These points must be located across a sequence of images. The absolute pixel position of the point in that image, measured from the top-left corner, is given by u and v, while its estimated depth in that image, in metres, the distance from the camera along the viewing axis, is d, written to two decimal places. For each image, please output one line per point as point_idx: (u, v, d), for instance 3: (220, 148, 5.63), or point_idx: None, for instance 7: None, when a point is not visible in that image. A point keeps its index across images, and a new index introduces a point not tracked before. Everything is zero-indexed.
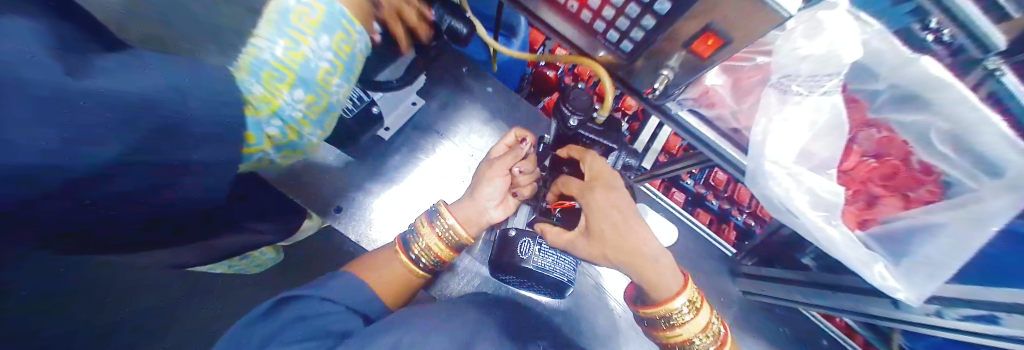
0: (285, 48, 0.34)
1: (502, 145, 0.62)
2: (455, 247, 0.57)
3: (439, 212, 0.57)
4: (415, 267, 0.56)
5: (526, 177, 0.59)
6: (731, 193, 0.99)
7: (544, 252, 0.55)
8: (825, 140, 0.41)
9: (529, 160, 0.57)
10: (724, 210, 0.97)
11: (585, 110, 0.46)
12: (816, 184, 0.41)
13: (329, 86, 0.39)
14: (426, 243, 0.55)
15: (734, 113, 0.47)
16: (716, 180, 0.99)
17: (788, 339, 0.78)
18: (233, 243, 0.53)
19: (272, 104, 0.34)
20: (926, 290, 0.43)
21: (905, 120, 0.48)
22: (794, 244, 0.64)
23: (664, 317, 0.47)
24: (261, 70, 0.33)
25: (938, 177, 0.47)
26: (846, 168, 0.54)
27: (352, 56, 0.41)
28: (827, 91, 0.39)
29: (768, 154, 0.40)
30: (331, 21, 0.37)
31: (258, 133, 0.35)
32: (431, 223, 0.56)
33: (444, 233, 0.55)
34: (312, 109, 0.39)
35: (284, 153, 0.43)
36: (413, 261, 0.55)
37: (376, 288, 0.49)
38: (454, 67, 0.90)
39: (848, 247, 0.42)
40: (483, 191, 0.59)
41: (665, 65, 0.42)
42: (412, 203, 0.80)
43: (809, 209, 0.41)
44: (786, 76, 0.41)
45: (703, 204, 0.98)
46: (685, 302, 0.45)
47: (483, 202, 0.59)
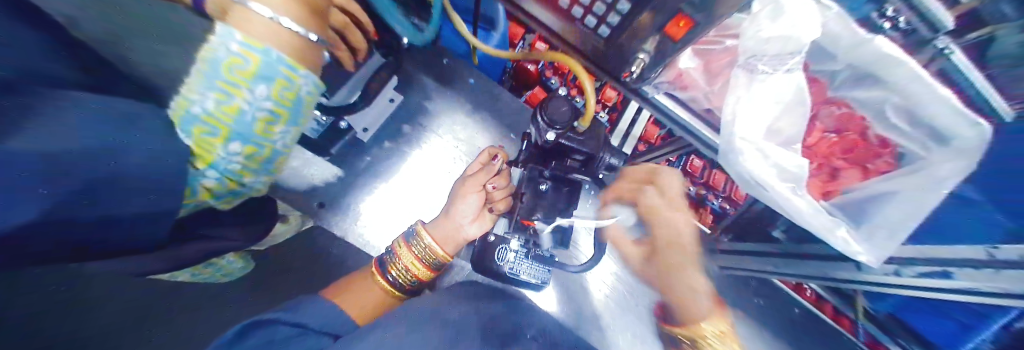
0: (215, 101, 0.27)
1: (477, 164, 0.60)
2: (434, 266, 0.54)
3: (417, 232, 0.54)
4: (393, 288, 0.54)
5: (500, 191, 0.56)
6: (706, 179, 1.03)
7: (521, 261, 0.63)
8: (792, 116, 0.43)
9: (502, 176, 0.56)
10: (701, 194, 1.01)
11: (564, 122, 0.45)
12: (783, 158, 0.43)
13: (274, 136, 0.31)
14: (404, 263, 0.53)
15: (707, 95, 0.49)
16: (692, 167, 1.02)
17: (764, 311, 0.82)
18: (198, 253, 0.41)
19: (206, 158, 0.29)
20: (885, 251, 0.46)
21: (860, 97, 0.52)
22: (766, 218, 0.68)
23: (692, 341, 0.44)
24: (189, 125, 0.27)
25: (893, 150, 0.51)
26: (809, 143, 0.59)
27: (303, 102, 0.32)
28: (790, 69, 0.41)
29: (738, 131, 0.42)
30: (269, 68, 0.27)
31: (195, 185, 0.30)
32: (408, 244, 0.54)
33: (421, 253, 0.53)
34: (254, 161, 0.32)
35: (229, 200, 0.36)
36: (389, 281, 0.53)
37: (353, 314, 0.47)
38: (436, 60, 0.88)
39: (814, 217, 0.45)
40: (457, 209, 0.55)
41: (641, 49, 0.43)
42: (394, 219, 0.79)
43: (777, 182, 0.43)
44: (752, 57, 0.42)
45: (681, 190, 1.02)
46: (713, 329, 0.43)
47: (458, 220, 0.55)
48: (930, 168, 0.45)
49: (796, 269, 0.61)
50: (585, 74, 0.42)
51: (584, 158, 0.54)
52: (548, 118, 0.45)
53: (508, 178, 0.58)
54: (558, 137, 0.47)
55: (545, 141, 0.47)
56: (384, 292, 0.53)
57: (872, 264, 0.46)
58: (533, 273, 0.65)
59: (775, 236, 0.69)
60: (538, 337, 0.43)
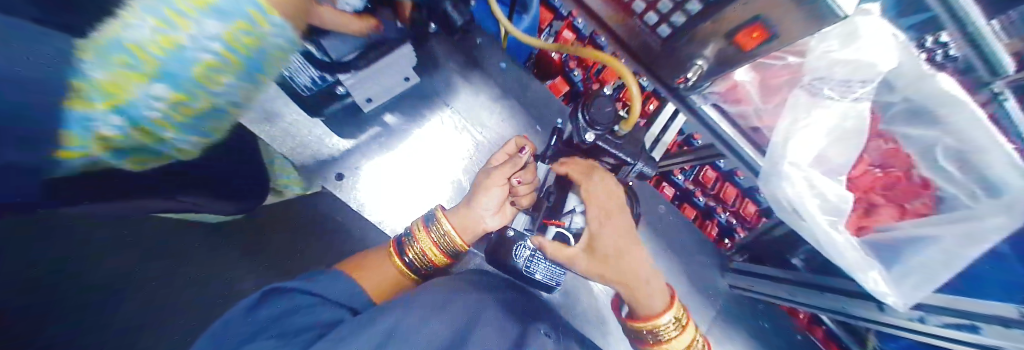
0: (151, 28, 0.23)
1: (502, 154, 0.60)
2: (450, 253, 0.53)
3: (437, 217, 0.53)
4: (408, 269, 0.53)
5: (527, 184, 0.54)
6: (716, 191, 0.99)
7: (538, 260, 0.58)
8: (846, 145, 0.41)
9: (529, 170, 0.53)
10: (709, 206, 0.99)
11: (608, 123, 0.42)
12: (828, 189, 0.41)
13: (215, 85, 0.29)
14: (421, 248, 0.52)
15: (757, 112, 0.47)
16: (705, 177, 0.98)
17: (766, 332, 0.83)
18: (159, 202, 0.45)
19: (116, 98, 0.24)
20: (915, 296, 0.45)
21: (911, 133, 0.48)
22: (787, 243, 0.67)
23: (648, 332, 0.45)
24: (109, 51, 0.23)
25: (934, 192, 0.49)
26: (853, 175, 0.54)
27: (259, 52, 0.29)
28: (857, 98, 0.39)
29: (788, 155, 0.40)
30: (233, 6, 0.25)
31: (81, 134, 0.26)
32: (427, 229, 0.52)
33: (439, 239, 0.52)
34: (180, 109, 0.28)
35: (136, 160, 0.33)
36: (407, 262, 0.52)
37: (370, 290, 0.46)
38: (468, 37, 0.85)
39: (849, 251, 0.43)
40: (479, 200, 0.53)
41: (699, 56, 0.41)
42: (409, 194, 0.78)
43: (817, 213, 0.42)
44: (817, 79, 0.39)
45: (690, 199, 0.99)
46: (672, 318, 0.44)
47: (482, 209, 0.54)
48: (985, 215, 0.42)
49: (812, 298, 0.61)
50: (632, 79, 0.41)
51: (615, 163, 0.51)
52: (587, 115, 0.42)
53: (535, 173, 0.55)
54: (596, 138, 0.45)
55: (582, 140, 0.45)
56: (398, 272, 0.52)
57: (899, 307, 0.45)
58: (549, 274, 0.59)
59: (793, 263, 0.69)
60: (551, 334, 0.45)
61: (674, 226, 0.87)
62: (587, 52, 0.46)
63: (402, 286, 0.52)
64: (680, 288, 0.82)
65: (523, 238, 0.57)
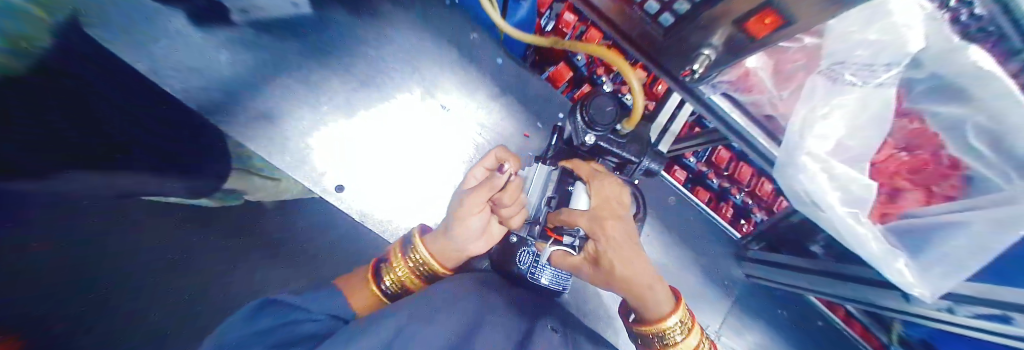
0: None
1: (481, 170, 0.53)
2: (427, 278, 0.52)
3: (414, 243, 0.52)
4: (386, 295, 0.50)
5: (508, 205, 0.49)
6: (732, 172, 0.93)
7: (543, 266, 0.54)
8: (865, 134, 0.38)
9: (511, 190, 0.47)
10: (723, 188, 0.95)
11: (610, 124, 0.44)
12: (848, 179, 0.39)
13: None
14: (398, 273, 0.51)
15: (768, 100, 0.45)
16: (719, 157, 0.93)
17: (787, 321, 0.82)
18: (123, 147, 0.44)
19: None
20: (945, 286, 0.42)
21: (940, 112, 0.44)
22: (805, 230, 0.65)
23: (657, 336, 0.43)
24: None
25: (963, 172, 0.45)
26: (876, 160, 0.53)
27: None
28: (880, 83, 0.35)
29: (806, 145, 0.37)
30: None
31: None
32: (404, 255, 0.52)
33: (416, 265, 0.51)
34: None
35: None
36: (383, 288, 0.50)
37: (354, 306, 0.45)
38: (463, 32, 0.83)
39: (875, 242, 0.41)
40: (455, 231, 0.48)
41: (707, 44, 0.38)
42: (407, 200, 0.78)
43: (837, 203, 0.39)
44: (836, 63, 0.36)
45: (704, 182, 0.95)
46: (679, 321, 0.43)
47: (459, 236, 0.49)
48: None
49: (833, 287, 0.59)
50: (632, 72, 0.40)
51: (619, 162, 0.54)
52: (588, 118, 0.44)
53: (518, 193, 0.49)
54: (597, 139, 0.47)
55: (581, 143, 0.47)
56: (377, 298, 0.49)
57: (925, 298, 0.43)
58: (555, 279, 0.54)
59: (812, 251, 0.67)
60: (559, 329, 0.45)
61: (688, 216, 0.85)
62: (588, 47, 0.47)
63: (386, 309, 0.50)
64: (696, 280, 0.81)
65: (527, 243, 0.55)
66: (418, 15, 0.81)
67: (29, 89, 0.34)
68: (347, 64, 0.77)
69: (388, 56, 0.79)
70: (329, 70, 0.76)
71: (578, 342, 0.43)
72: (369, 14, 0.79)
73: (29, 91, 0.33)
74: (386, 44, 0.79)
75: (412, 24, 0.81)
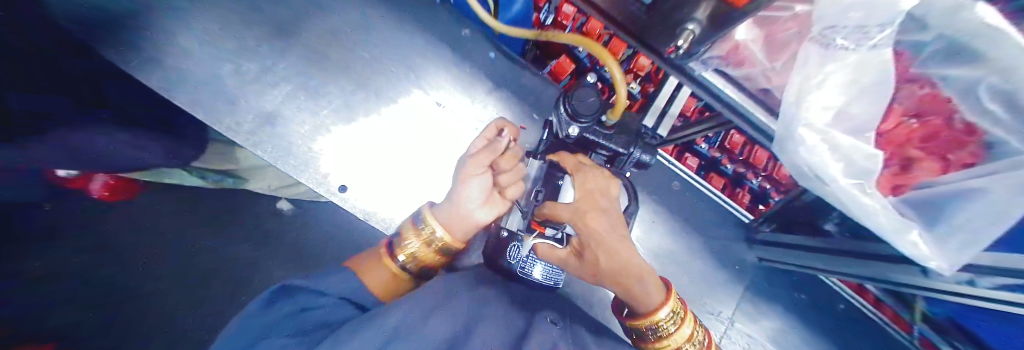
0: None
1: (481, 139, 0.54)
2: (443, 251, 0.54)
3: (424, 217, 0.53)
4: (400, 271, 0.53)
5: (506, 170, 0.52)
6: (747, 156, 0.84)
7: (534, 260, 0.54)
8: (865, 101, 0.37)
9: (511, 157, 0.51)
10: (739, 174, 0.86)
11: (594, 110, 0.44)
12: (852, 150, 0.37)
13: None
14: (412, 248, 0.52)
15: (763, 72, 0.43)
16: (733, 142, 0.82)
17: (804, 305, 0.79)
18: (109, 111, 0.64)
19: None
20: (965, 257, 0.39)
21: (951, 75, 0.42)
22: (820, 208, 0.62)
23: (650, 328, 0.43)
24: None
25: (980, 138, 0.43)
26: (884, 129, 0.51)
27: None
28: (874, 45, 0.34)
29: (805, 114, 0.36)
30: None
31: None
32: (416, 229, 0.53)
33: (429, 238, 0.52)
34: None
35: None
36: (399, 264, 0.52)
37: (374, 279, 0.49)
38: (457, 30, 0.84)
39: (883, 215, 0.39)
40: (462, 196, 0.49)
41: (692, 18, 0.38)
42: (409, 198, 0.79)
43: (841, 175, 0.38)
44: (829, 28, 0.35)
45: (717, 168, 0.88)
46: (671, 312, 0.42)
47: (466, 206, 0.49)
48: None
49: (849, 266, 0.57)
50: (615, 63, 0.43)
51: (610, 155, 0.55)
52: (571, 109, 0.44)
53: (515, 159, 0.52)
54: (581, 130, 0.47)
55: (566, 134, 0.47)
56: (392, 274, 0.52)
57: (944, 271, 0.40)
58: (546, 274, 0.55)
59: (827, 229, 0.64)
60: (558, 321, 0.44)
61: (695, 201, 0.83)
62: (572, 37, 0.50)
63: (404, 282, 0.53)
64: (706, 266, 0.80)
65: (517, 238, 0.54)
66: (414, 18, 0.83)
67: (14, 58, 0.51)
68: (347, 70, 0.79)
69: (386, 59, 0.81)
70: (330, 76, 0.78)
71: (576, 332, 0.43)
72: (367, 21, 0.81)
73: (13, 60, 0.51)
74: (382, 47, 0.81)
75: (408, 27, 0.82)
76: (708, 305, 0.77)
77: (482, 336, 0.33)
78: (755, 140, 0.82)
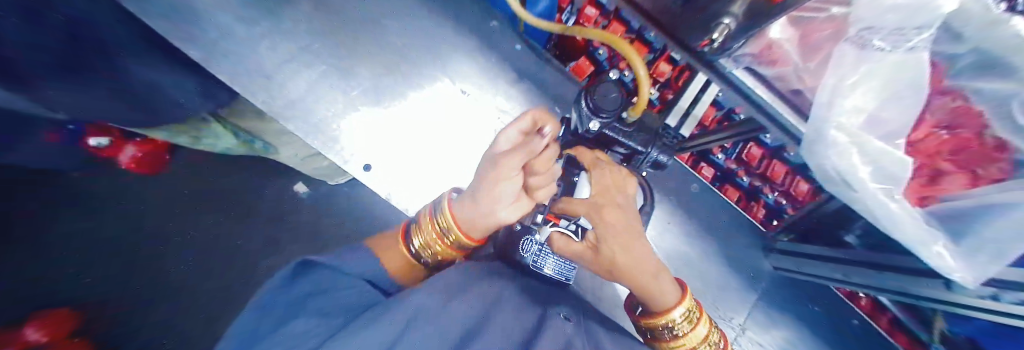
0: None
1: (513, 133, 0.39)
2: (457, 246, 0.51)
3: (442, 208, 0.49)
4: (416, 259, 0.52)
5: (541, 174, 0.39)
6: (764, 170, 0.75)
7: (547, 254, 0.54)
8: (893, 107, 0.37)
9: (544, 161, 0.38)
10: (754, 187, 0.80)
11: (615, 107, 0.44)
12: (880, 154, 0.37)
13: None
14: (428, 239, 0.51)
15: (795, 72, 0.44)
16: (751, 155, 0.74)
17: (818, 317, 0.78)
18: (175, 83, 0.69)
19: None
20: (990, 271, 0.39)
21: (985, 89, 0.41)
22: (842, 218, 0.62)
23: (664, 327, 0.43)
24: None
25: (1012, 156, 0.42)
26: (914, 139, 0.50)
27: None
28: (913, 47, 0.34)
29: (836, 116, 0.36)
30: None
31: None
32: (432, 220, 0.50)
33: (444, 232, 0.49)
34: None
35: None
36: (414, 252, 0.52)
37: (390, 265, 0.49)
38: (482, 21, 0.85)
39: (909, 224, 0.39)
40: (484, 196, 0.40)
41: (727, 13, 0.39)
42: (424, 188, 0.80)
43: (868, 180, 0.38)
44: (867, 29, 0.35)
45: (732, 179, 0.81)
46: (684, 312, 0.41)
47: (487, 206, 0.41)
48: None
49: (864, 276, 0.57)
50: (641, 61, 0.43)
51: (627, 153, 0.55)
52: (593, 104, 0.44)
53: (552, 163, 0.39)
54: (602, 126, 0.47)
55: (587, 129, 0.47)
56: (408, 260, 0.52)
57: (967, 283, 0.40)
58: (557, 269, 0.55)
59: (847, 240, 0.64)
60: (573, 318, 0.43)
61: (711, 205, 0.83)
62: (597, 32, 0.50)
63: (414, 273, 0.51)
64: (720, 270, 0.80)
65: (530, 231, 0.55)
66: (443, 6, 0.84)
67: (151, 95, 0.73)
68: (373, 54, 0.80)
69: (413, 45, 0.82)
70: (358, 58, 0.80)
71: (590, 328, 0.42)
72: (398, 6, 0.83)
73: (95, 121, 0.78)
74: (409, 33, 0.82)
75: (435, 16, 0.84)
76: (720, 310, 0.77)
77: (501, 325, 0.33)
78: (774, 153, 0.74)
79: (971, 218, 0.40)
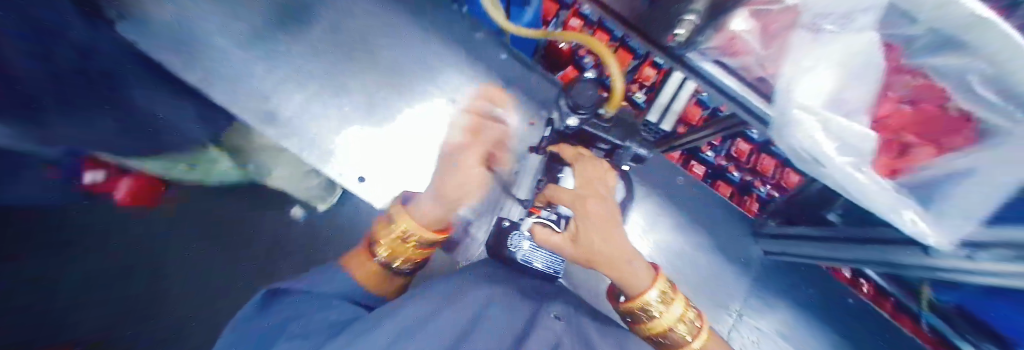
0: None
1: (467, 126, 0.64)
2: (424, 245, 0.57)
3: (395, 212, 0.56)
4: (384, 267, 0.55)
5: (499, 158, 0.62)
6: (752, 164, 0.95)
7: (535, 249, 0.56)
8: (852, 83, 0.39)
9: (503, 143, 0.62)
10: (746, 182, 0.94)
11: (592, 103, 0.46)
12: (842, 126, 0.39)
13: None
14: (391, 243, 0.54)
15: (758, 62, 0.46)
16: (739, 151, 0.94)
17: (812, 299, 0.80)
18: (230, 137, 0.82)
19: None
20: (959, 232, 0.42)
21: (942, 67, 0.43)
22: (826, 198, 0.63)
23: (641, 310, 0.45)
24: None
25: (975, 125, 0.43)
26: (878, 116, 0.53)
27: None
28: (860, 29, 0.37)
29: (798, 98, 0.39)
30: None
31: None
32: (387, 223, 0.56)
33: (406, 233, 0.54)
34: None
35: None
36: (379, 261, 0.54)
37: (357, 273, 0.53)
38: (469, 33, 0.89)
39: (876, 193, 0.42)
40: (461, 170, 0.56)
41: (689, 10, 0.44)
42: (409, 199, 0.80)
43: (835, 154, 0.40)
44: (816, 16, 0.38)
45: (724, 176, 0.95)
46: (659, 295, 0.44)
47: (463, 175, 0.57)
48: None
49: (853, 251, 0.58)
50: (614, 62, 0.47)
51: (609, 148, 0.57)
52: (572, 102, 0.46)
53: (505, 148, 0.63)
54: (581, 122, 0.50)
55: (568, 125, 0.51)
56: (379, 268, 0.55)
57: (943, 247, 0.43)
58: (547, 262, 0.57)
59: (829, 219, 0.68)
60: (563, 317, 0.43)
61: (700, 195, 0.85)
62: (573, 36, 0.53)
63: (381, 279, 0.55)
64: (712, 258, 0.81)
65: (518, 227, 0.57)
66: (432, 21, 0.88)
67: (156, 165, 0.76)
68: (366, 71, 0.83)
69: (404, 60, 0.85)
70: (351, 76, 0.82)
71: (582, 325, 0.42)
72: (389, 23, 0.86)
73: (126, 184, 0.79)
74: (399, 49, 0.86)
75: (425, 30, 0.87)
76: (715, 297, 0.78)
77: (491, 331, 0.34)
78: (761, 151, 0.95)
79: (934, 186, 0.42)
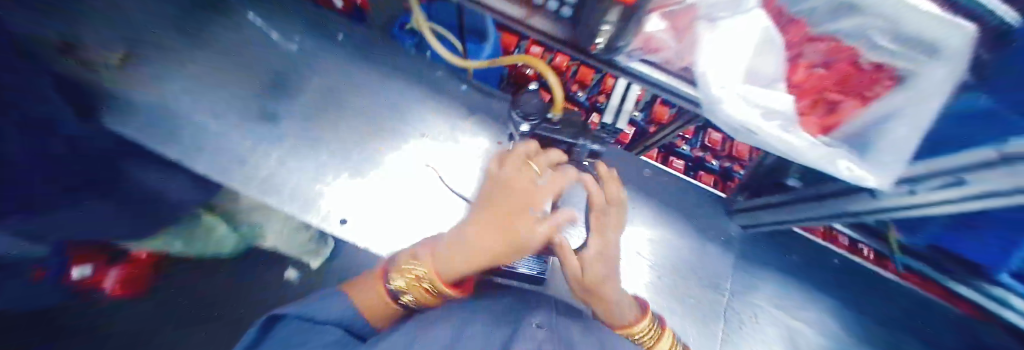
0: None
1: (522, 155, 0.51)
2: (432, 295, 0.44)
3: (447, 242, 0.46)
4: (390, 301, 0.45)
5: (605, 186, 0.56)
6: (728, 150, 1.00)
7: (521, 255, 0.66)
8: (759, 58, 0.44)
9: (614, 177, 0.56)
10: (726, 168, 0.97)
11: (537, 112, 0.56)
12: (758, 97, 0.44)
13: None
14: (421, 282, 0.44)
15: (677, 55, 0.52)
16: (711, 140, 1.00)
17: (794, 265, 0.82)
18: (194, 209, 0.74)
19: None
20: (892, 171, 0.44)
21: (842, 29, 0.48)
22: (782, 165, 0.67)
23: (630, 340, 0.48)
24: None
25: (890, 73, 0.47)
26: (795, 82, 0.56)
27: None
28: (748, 11, 0.43)
29: (714, 80, 0.44)
30: None
31: None
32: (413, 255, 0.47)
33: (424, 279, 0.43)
34: None
35: None
36: (391, 293, 0.45)
37: (360, 302, 0.44)
38: (429, 71, 0.96)
39: (807, 150, 0.45)
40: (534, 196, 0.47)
41: (604, 22, 0.48)
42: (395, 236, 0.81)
43: (763, 123, 0.44)
44: (710, 8, 0.44)
45: (705, 165, 0.97)
46: (646, 326, 0.48)
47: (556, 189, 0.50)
48: (951, 49, 0.40)
49: (814, 210, 0.60)
50: (551, 74, 0.60)
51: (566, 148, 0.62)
52: (521, 111, 0.55)
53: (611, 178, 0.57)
54: (534, 127, 0.57)
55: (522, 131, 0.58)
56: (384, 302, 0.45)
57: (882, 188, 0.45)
58: (529, 265, 0.67)
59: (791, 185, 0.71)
60: (545, 324, 0.40)
61: (671, 184, 0.88)
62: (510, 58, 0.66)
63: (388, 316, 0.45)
64: (694, 242, 0.82)
65: None
66: (394, 67, 0.96)
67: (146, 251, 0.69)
68: (338, 120, 0.89)
69: (376, 111, 0.91)
70: (327, 130, 0.88)
71: (566, 327, 0.40)
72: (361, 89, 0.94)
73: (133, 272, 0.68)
74: (366, 96, 0.92)
75: (389, 74, 0.95)
76: (704, 279, 0.79)
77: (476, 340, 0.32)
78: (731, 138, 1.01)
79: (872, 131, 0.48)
